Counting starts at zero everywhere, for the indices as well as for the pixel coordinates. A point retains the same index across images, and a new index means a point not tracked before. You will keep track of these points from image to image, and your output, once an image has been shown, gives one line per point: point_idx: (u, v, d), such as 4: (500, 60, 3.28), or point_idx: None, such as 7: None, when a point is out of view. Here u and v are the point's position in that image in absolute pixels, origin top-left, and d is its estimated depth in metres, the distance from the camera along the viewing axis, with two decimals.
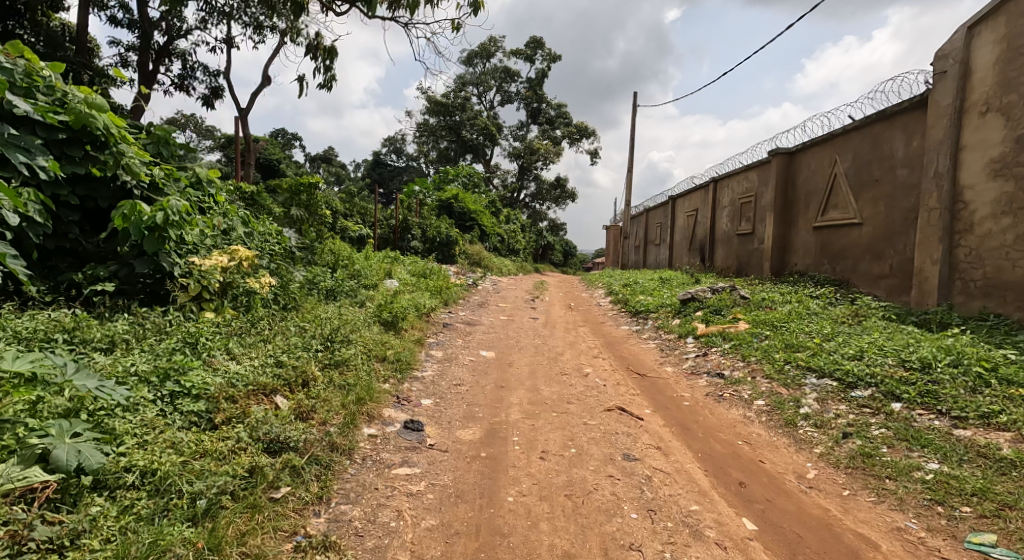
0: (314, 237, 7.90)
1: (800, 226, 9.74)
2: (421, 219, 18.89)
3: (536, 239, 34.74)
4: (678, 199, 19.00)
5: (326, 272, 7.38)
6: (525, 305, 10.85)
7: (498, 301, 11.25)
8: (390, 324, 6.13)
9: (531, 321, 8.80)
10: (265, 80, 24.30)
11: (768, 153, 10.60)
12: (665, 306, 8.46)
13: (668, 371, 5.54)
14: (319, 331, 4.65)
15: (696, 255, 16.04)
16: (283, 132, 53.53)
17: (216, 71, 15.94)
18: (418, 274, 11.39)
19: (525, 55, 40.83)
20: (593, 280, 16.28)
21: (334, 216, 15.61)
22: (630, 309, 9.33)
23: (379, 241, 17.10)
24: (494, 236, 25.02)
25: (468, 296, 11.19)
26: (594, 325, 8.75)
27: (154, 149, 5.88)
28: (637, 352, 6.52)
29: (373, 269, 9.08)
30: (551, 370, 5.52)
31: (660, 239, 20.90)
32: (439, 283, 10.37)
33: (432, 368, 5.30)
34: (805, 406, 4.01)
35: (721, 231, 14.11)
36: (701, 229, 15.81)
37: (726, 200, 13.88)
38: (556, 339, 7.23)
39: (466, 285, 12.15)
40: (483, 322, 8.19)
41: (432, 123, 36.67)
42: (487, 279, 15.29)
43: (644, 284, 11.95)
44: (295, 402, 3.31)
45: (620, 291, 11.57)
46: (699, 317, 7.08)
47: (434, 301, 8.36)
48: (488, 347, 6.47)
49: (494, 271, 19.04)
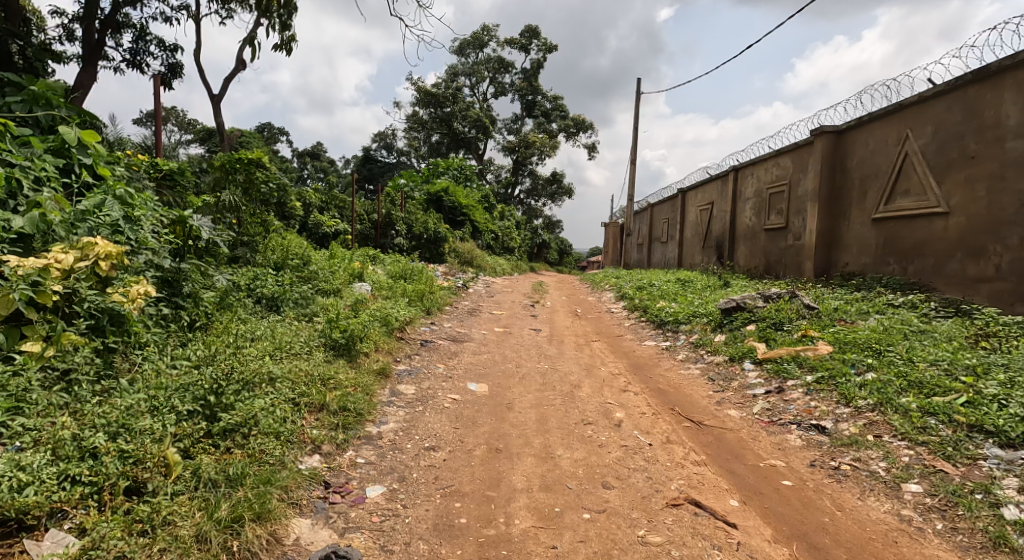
0: (255, 231, 6.20)
1: (852, 219, 8.17)
2: (406, 213, 17.24)
3: (531, 236, 33.13)
4: (688, 193, 17.47)
5: (269, 276, 5.71)
6: (524, 312, 9.24)
7: (493, 307, 9.62)
8: (343, 349, 4.47)
9: (533, 334, 7.19)
10: (241, 65, 22.60)
11: (811, 132, 9.02)
12: (700, 316, 6.84)
13: (733, 417, 3.91)
14: (212, 375, 3.00)
15: (713, 254, 14.47)
16: (271, 129, 52.07)
17: (174, 46, 14.31)
18: (399, 277, 9.73)
19: (520, 45, 39.25)
20: (598, 281, 14.65)
21: (307, 209, 13.94)
22: (651, 319, 7.72)
23: (360, 237, 15.46)
24: (487, 233, 23.40)
25: (457, 302, 9.57)
26: (609, 339, 7.15)
27: (24, 109, 4.21)
28: (678, 383, 4.89)
29: (338, 271, 7.42)
30: (568, 416, 3.91)
31: (667, 237, 19.36)
32: (421, 286, 8.74)
33: (395, 418, 3.67)
34: (1011, 507, 2.40)
35: (743, 228, 12.60)
36: (718, 224, 14.28)
37: (749, 191, 12.33)
38: (567, 361, 5.63)
39: (454, 289, 10.50)
40: (473, 337, 6.56)
41: (422, 115, 35.00)
42: (479, 280, 13.65)
43: (660, 287, 10.34)
44: (83, 544, 1.90)
45: (633, 295, 9.95)
46: (752, 333, 5.48)
47: (411, 312, 6.71)
48: (479, 376, 4.86)
49: (488, 271, 17.39)
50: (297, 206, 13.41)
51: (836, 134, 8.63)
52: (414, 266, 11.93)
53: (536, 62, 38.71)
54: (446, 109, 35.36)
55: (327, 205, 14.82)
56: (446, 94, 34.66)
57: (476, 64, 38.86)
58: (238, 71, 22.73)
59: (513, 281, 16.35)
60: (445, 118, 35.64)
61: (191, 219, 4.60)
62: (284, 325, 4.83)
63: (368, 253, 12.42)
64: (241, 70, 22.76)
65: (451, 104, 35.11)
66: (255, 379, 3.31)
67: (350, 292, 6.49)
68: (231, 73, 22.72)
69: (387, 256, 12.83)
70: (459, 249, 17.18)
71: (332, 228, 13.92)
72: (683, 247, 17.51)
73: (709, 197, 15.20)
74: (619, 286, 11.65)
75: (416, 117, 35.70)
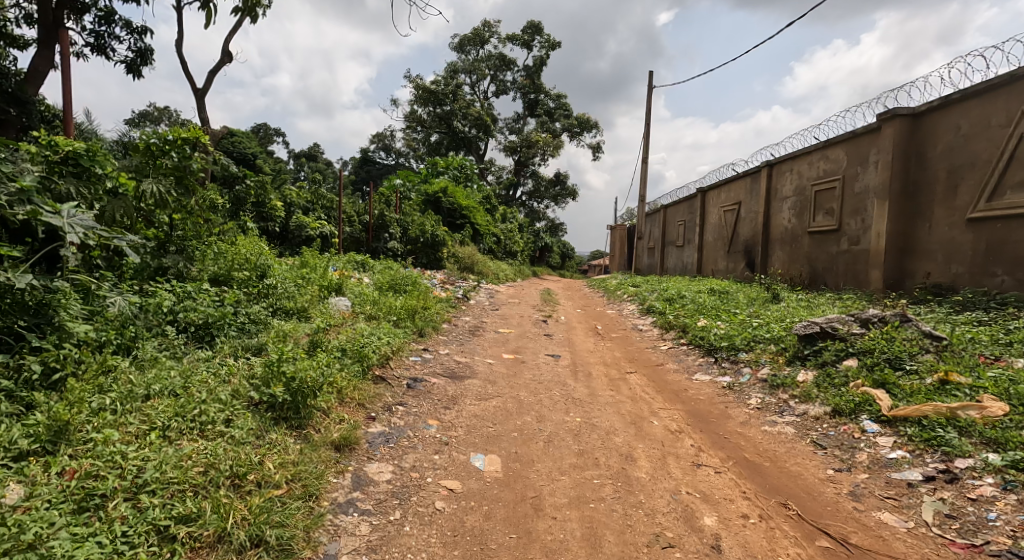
0: (192, 230, 4.78)
1: (935, 219, 6.79)
2: (402, 215, 15.85)
3: (534, 239, 31.75)
4: (709, 193, 16.08)
5: (204, 293, 4.29)
6: (536, 330, 7.79)
7: (499, 323, 8.17)
8: (288, 412, 3.00)
9: (552, 363, 5.75)
10: (227, 57, 21.23)
11: (878, 117, 7.66)
12: (766, 342, 5.40)
13: (895, 528, 2.47)
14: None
15: (741, 259, 13.09)
16: (265, 129, 50.89)
17: (142, 29, 12.92)
18: (389, 289, 8.27)
19: (522, 41, 37.90)
20: (614, 291, 13.22)
21: (289, 210, 12.53)
22: (696, 342, 6.28)
23: (350, 240, 14.04)
24: (489, 236, 22.01)
25: (456, 318, 8.12)
26: (647, 369, 5.71)
27: None
28: (769, 451, 3.44)
29: (309, 284, 6.00)
30: (631, 529, 2.49)
31: (684, 241, 17.96)
32: (413, 300, 7.29)
33: (355, 542, 2.25)
34: None
35: (778, 232, 11.24)
36: (748, 227, 12.91)
37: (785, 190, 11.00)
38: (603, 408, 4.20)
39: (453, 303, 9.06)
40: (477, 370, 5.13)
41: (421, 113, 33.64)
42: (481, 289, 12.23)
43: (692, 299, 8.93)
44: None
45: (663, 310, 8.53)
46: (857, 374, 4.02)
47: (397, 339, 5.26)
48: (488, 441, 3.43)
49: (490, 278, 15.95)
50: (277, 205, 11.99)
51: (910, 118, 7.26)
52: (409, 275, 10.48)
53: (539, 59, 37.35)
54: (445, 107, 34.00)
55: (311, 206, 13.36)
56: (446, 92, 33.30)
57: (476, 61, 37.50)
58: (225, 63, 21.38)
59: (519, 289, 14.92)
60: (444, 117, 34.31)
61: (55, 217, 3.15)
62: (202, 369, 3.40)
63: (355, 260, 11.01)
64: (228, 62, 21.41)
65: (451, 102, 33.75)
66: (94, 518, 1.95)
67: (320, 313, 5.06)
68: (218, 66, 21.38)
69: (377, 263, 11.39)
70: (460, 254, 15.79)
71: (316, 230, 12.49)
72: (703, 252, 16.12)
73: (736, 197, 13.81)
74: (642, 297, 10.26)
75: (415, 116, 34.34)
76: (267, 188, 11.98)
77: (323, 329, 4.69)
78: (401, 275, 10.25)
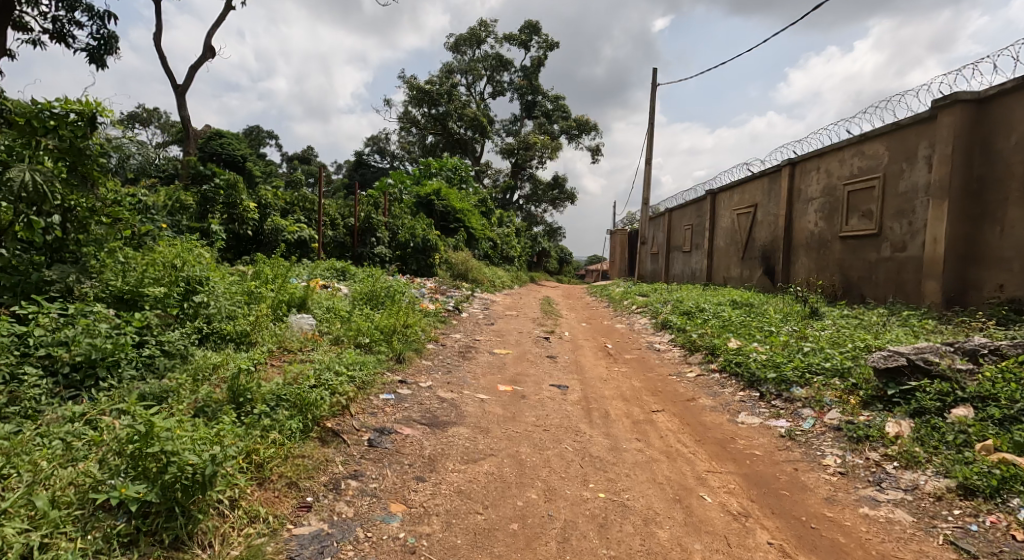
0: (97, 232, 3.70)
1: (1011, 222, 5.78)
2: (391, 218, 14.80)
3: (532, 243, 30.73)
4: (720, 195, 15.08)
5: (100, 316, 3.20)
6: (538, 351, 6.71)
7: (495, 342, 7.08)
8: (160, 524, 1.97)
9: (558, 399, 4.66)
10: (211, 51, 20.18)
11: (932, 104, 6.63)
12: (826, 375, 4.32)
13: None
14: None
15: (758, 267, 12.08)
16: (258, 132, 50.04)
17: (105, 14, 11.86)
18: (366, 304, 7.14)
19: (519, 42, 37.02)
20: (620, 301, 12.18)
21: (264, 211, 11.42)
22: (731, 371, 5.21)
23: (333, 245, 12.99)
24: (484, 240, 20.97)
25: (444, 336, 7.04)
26: (677, 406, 4.64)
27: None
28: (888, 558, 2.36)
29: (262, 301, 4.92)
30: None
31: (691, 246, 16.95)
32: (393, 315, 6.20)
33: None
34: None
35: (802, 237, 10.22)
36: (765, 232, 11.91)
37: (810, 190, 9.98)
38: (633, 474, 3.12)
39: (443, 318, 7.98)
40: (465, 412, 4.05)
41: (415, 114, 32.66)
42: (475, 299, 11.15)
43: (714, 312, 7.88)
44: None
45: (682, 325, 7.47)
46: (982, 432, 2.97)
47: (362, 373, 4.17)
48: (475, 543, 2.34)
49: (485, 285, 14.90)
50: (251, 207, 10.90)
51: (975, 104, 6.26)
52: (394, 285, 9.37)
53: (536, 59, 36.42)
54: (440, 108, 33.00)
55: (292, 204, 12.41)
56: (441, 92, 32.31)
57: (473, 62, 36.56)
58: (208, 58, 20.32)
59: (517, 298, 13.87)
60: (439, 118, 33.32)
61: None
62: (48, 439, 2.31)
63: (333, 270, 9.94)
64: (212, 57, 20.36)
65: (447, 103, 32.75)
66: None
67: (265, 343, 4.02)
68: (201, 60, 20.34)
69: (361, 271, 10.31)
70: (453, 260, 14.74)
71: (294, 234, 11.44)
72: (713, 258, 15.11)
73: (752, 198, 12.79)
74: (654, 311, 9.20)
75: (409, 116, 33.34)
76: (239, 188, 11.11)
77: (259, 365, 3.61)
78: (385, 286, 9.14)
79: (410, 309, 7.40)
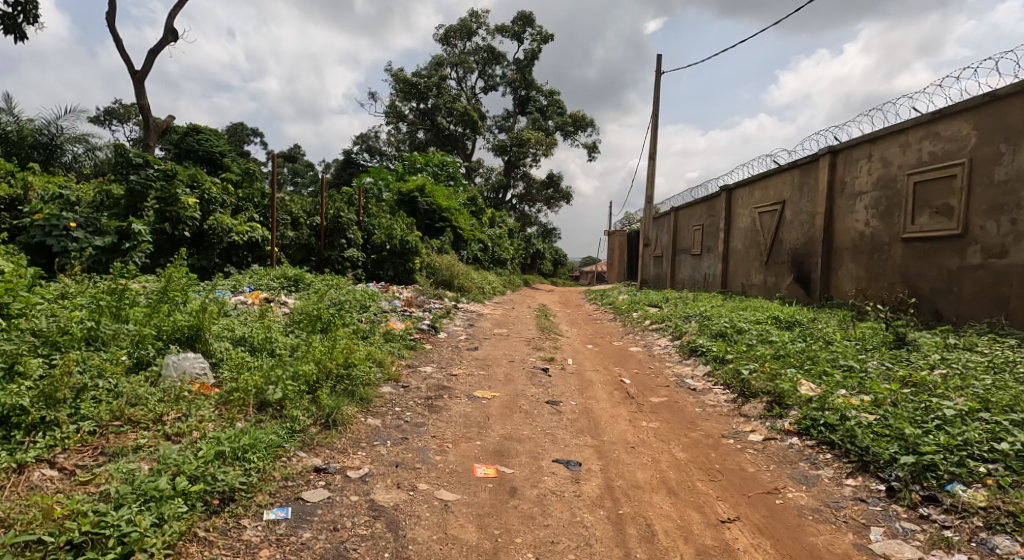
0: None
1: None
2: (366, 217, 13.11)
3: (525, 245, 29.05)
4: (736, 190, 13.45)
5: None
6: (534, 393, 5.02)
7: (477, 379, 5.38)
8: None
9: (566, 497, 2.97)
10: (172, 33, 18.30)
11: None
12: (1010, 467, 2.72)
13: None
14: None
15: (788, 274, 10.48)
16: (242, 130, 48.39)
17: None
18: (305, 332, 5.39)
19: (512, 33, 35.34)
20: (627, 315, 10.53)
21: (208, 208, 9.65)
22: (821, 438, 3.53)
23: (296, 248, 11.31)
24: (473, 241, 19.28)
25: (409, 372, 5.33)
26: (751, 504, 2.97)
27: None
28: None
29: (108, 349, 3.35)
30: None
31: (702, 249, 15.35)
32: (332, 343, 4.50)
33: None
34: None
35: (847, 238, 8.61)
36: (795, 233, 10.33)
37: (857, 182, 8.38)
38: None
39: (411, 344, 6.27)
40: (413, 545, 2.38)
41: (402, 108, 30.97)
42: (458, 312, 9.49)
43: (754, 335, 6.24)
44: None
45: (720, 355, 5.79)
46: None
47: (231, 477, 2.49)
48: None
49: (473, 293, 13.25)
50: (190, 202, 9.10)
51: None
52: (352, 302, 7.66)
53: (530, 52, 34.71)
54: (428, 102, 31.32)
55: (244, 195, 10.62)
56: (429, 84, 30.58)
57: (463, 54, 34.82)
58: (169, 41, 18.44)
59: (508, 308, 12.22)
60: (428, 113, 31.61)
61: None
62: None
63: (280, 279, 8.22)
64: (174, 40, 18.50)
65: (435, 96, 31.03)
66: None
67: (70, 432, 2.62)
68: (163, 43, 18.46)
69: (320, 281, 8.59)
70: (437, 265, 13.04)
71: (244, 235, 9.69)
72: (728, 262, 13.52)
73: (776, 195, 11.18)
74: (676, 332, 7.51)
75: (396, 111, 31.58)
76: (177, 180, 9.27)
77: None
78: (343, 303, 7.41)
79: (363, 339, 5.66)
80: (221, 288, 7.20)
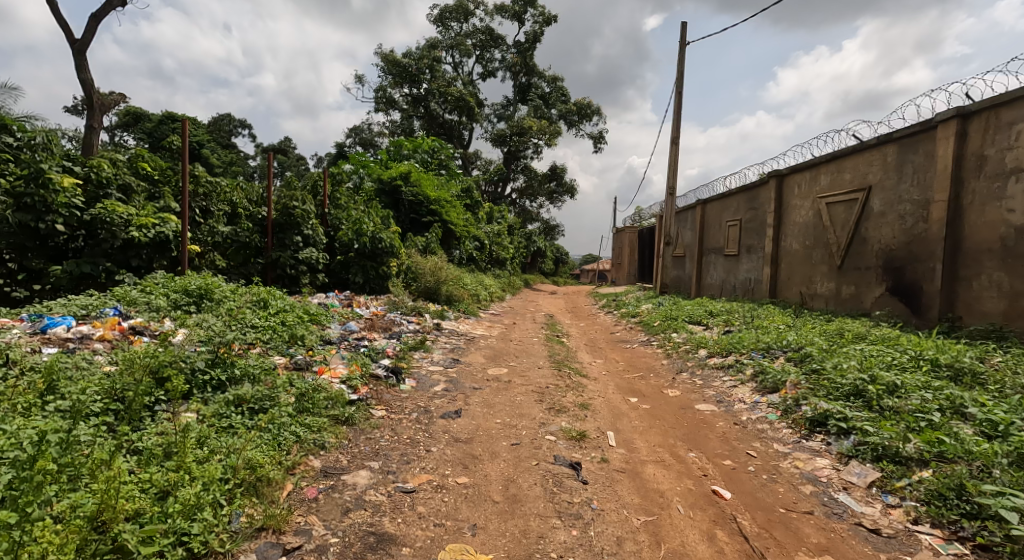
0: None
1: None
2: (332, 208, 10.57)
3: (526, 243, 26.53)
4: (789, 176, 10.91)
5: None
6: (563, 552, 2.49)
7: (449, 505, 2.82)
8: None
9: None
10: None
11: None
12: None
13: None
14: None
15: (879, 284, 7.96)
16: (228, 120, 45.97)
17: None
18: (117, 426, 2.86)
19: (512, 14, 32.65)
20: (663, 338, 8.03)
21: (101, 194, 7.16)
22: None
23: (234, 247, 8.82)
24: (466, 239, 16.75)
25: (321, 496, 2.78)
26: None
27: None
28: None
29: None
30: None
31: (742, 248, 12.83)
32: (100, 491, 2.16)
33: None
34: None
35: (989, 235, 6.13)
36: (888, 229, 7.83)
37: (1010, 155, 5.95)
38: None
39: (344, 414, 3.73)
40: None
41: (393, 94, 28.39)
42: (440, 336, 6.99)
43: (920, 398, 3.71)
44: None
45: (889, 444, 3.22)
46: None
47: None
48: None
49: (464, 302, 10.77)
50: (67, 183, 6.58)
51: None
52: (269, 337, 5.09)
53: (532, 34, 32.09)
54: (421, 86, 28.73)
55: (155, 175, 8.03)
56: (421, 67, 27.96)
57: (459, 35, 32.16)
58: (113, 4, 15.78)
59: (508, 324, 9.74)
60: (420, 99, 28.95)
61: None
62: None
63: (169, 291, 5.64)
64: (120, 2, 15.83)
65: (429, 80, 28.42)
66: None
67: None
68: (107, 7, 15.78)
69: (238, 294, 6.01)
70: (419, 268, 10.49)
71: (147, 230, 7.11)
72: (779, 265, 11.02)
73: (856, 180, 8.67)
74: (762, 379, 4.96)
75: (385, 97, 28.96)
76: (55, 150, 6.75)
77: None
78: (254, 339, 4.86)
79: (241, 426, 3.10)
80: (63, 313, 4.63)
